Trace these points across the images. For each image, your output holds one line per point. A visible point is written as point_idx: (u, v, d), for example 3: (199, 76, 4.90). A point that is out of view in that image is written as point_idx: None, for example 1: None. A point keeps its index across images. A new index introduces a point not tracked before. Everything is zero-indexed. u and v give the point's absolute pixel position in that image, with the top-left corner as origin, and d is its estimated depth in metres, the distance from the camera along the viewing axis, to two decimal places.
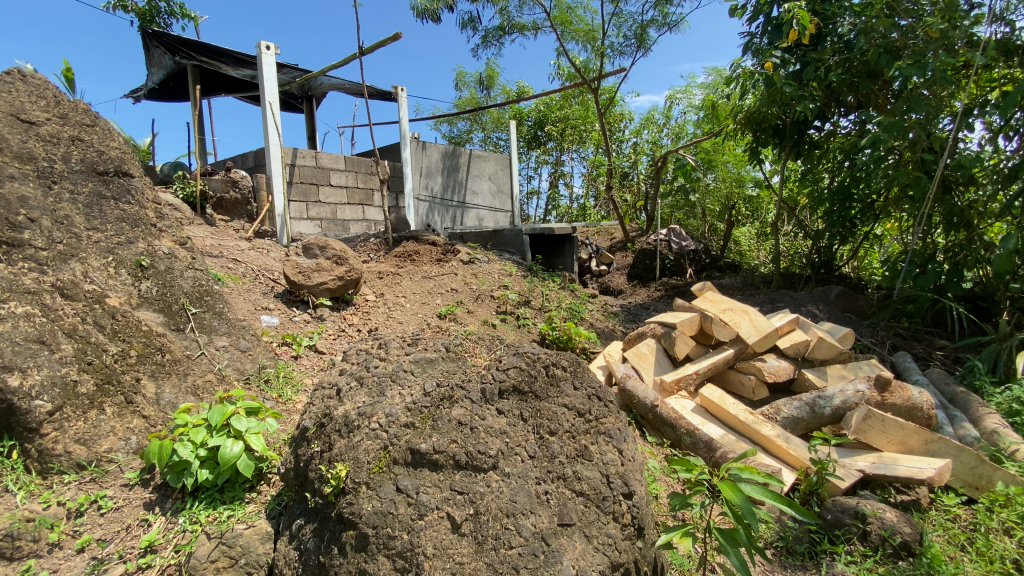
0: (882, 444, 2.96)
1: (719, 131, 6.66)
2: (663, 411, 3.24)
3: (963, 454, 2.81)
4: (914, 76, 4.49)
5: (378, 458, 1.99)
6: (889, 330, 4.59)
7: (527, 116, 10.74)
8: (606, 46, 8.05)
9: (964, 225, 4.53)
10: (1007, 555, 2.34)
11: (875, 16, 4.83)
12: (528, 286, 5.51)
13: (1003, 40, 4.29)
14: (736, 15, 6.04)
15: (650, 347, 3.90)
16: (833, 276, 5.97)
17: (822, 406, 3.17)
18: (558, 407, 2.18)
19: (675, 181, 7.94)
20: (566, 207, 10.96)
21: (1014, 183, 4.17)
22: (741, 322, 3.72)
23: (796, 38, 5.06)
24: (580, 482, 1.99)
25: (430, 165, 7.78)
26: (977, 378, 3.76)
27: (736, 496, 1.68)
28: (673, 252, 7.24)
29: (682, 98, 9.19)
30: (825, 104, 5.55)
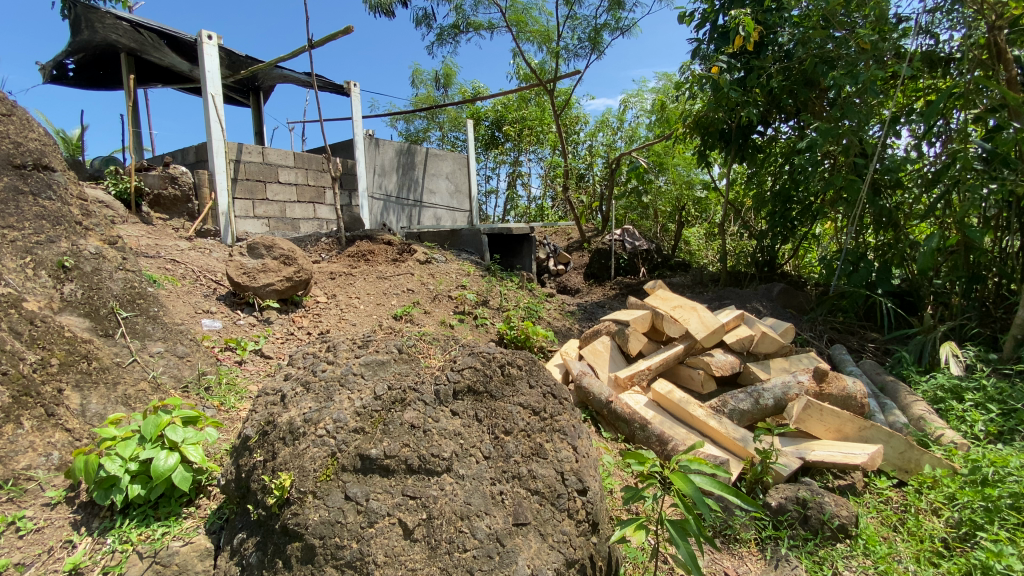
0: (820, 432, 3.12)
1: (670, 135, 6.87)
2: (617, 407, 3.30)
3: (893, 440, 2.99)
4: (847, 85, 4.79)
5: (325, 466, 1.91)
6: (826, 324, 4.86)
7: (484, 117, 10.77)
8: (560, 47, 8.12)
9: (892, 226, 4.87)
10: (935, 534, 2.52)
11: (812, 28, 5.12)
12: (486, 285, 5.46)
13: (928, 52, 4.63)
14: (684, 22, 6.25)
15: (605, 344, 3.98)
16: (776, 274, 6.26)
17: (766, 398, 3.30)
18: (513, 406, 2.16)
19: (629, 183, 8.12)
20: (524, 207, 11.01)
21: (936, 186, 4.50)
22: (691, 319, 3.83)
23: (740, 44, 5.28)
24: (535, 481, 1.98)
25: (384, 163, 7.63)
26: (905, 368, 4.04)
27: (687, 487, 1.72)
28: (626, 252, 7.40)
29: (635, 101, 9.41)
30: (766, 110, 5.82)
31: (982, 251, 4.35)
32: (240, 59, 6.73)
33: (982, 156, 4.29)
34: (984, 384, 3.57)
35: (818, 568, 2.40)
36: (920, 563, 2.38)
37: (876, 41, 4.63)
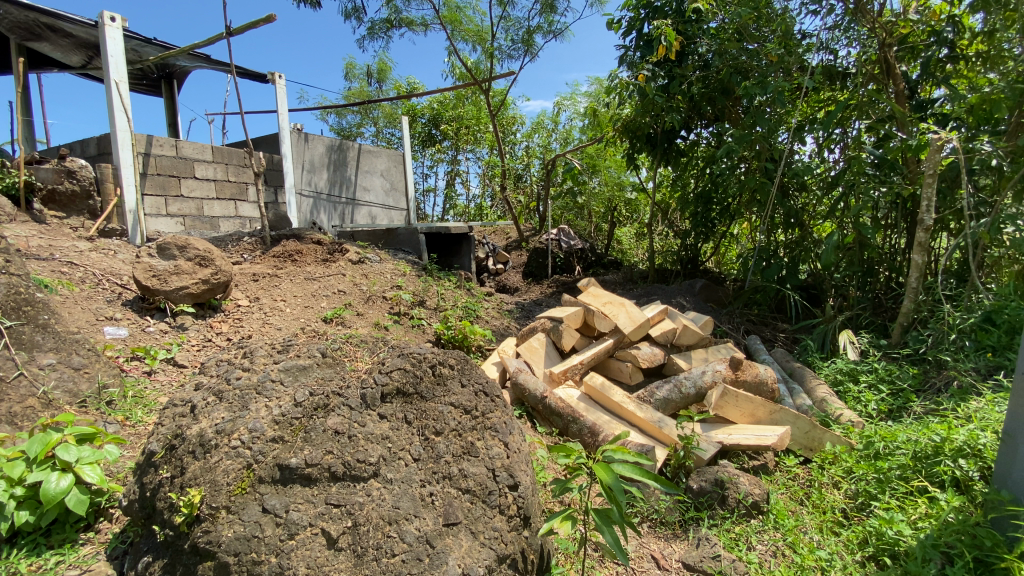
0: (736, 417, 3.35)
1: (602, 137, 7.09)
2: (551, 402, 3.39)
3: (799, 420, 3.23)
4: (758, 94, 5.16)
5: (240, 479, 1.81)
6: (742, 316, 5.23)
7: (420, 114, 10.59)
8: (494, 48, 8.15)
9: (800, 225, 5.30)
10: (836, 505, 2.77)
11: (728, 40, 5.47)
12: (422, 285, 5.38)
13: (828, 66, 5.08)
14: (613, 28, 6.49)
15: (540, 341, 4.05)
16: (698, 270, 6.65)
17: (688, 387, 3.51)
18: (444, 406, 2.14)
19: (564, 184, 8.30)
20: (462, 206, 10.95)
21: (835, 189, 4.95)
22: (619, 314, 3.99)
23: (663, 53, 5.57)
24: (466, 479, 1.98)
25: (314, 159, 7.32)
26: (810, 355, 4.42)
27: (608, 477, 1.79)
28: (562, 251, 7.56)
29: (569, 104, 9.62)
30: (689, 116, 6.16)
31: (873, 247, 4.83)
32: (146, 44, 6.20)
33: (874, 162, 4.76)
34: (876, 367, 3.96)
35: (734, 543, 2.58)
36: (823, 533, 2.61)
37: (781, 55, 5.06)
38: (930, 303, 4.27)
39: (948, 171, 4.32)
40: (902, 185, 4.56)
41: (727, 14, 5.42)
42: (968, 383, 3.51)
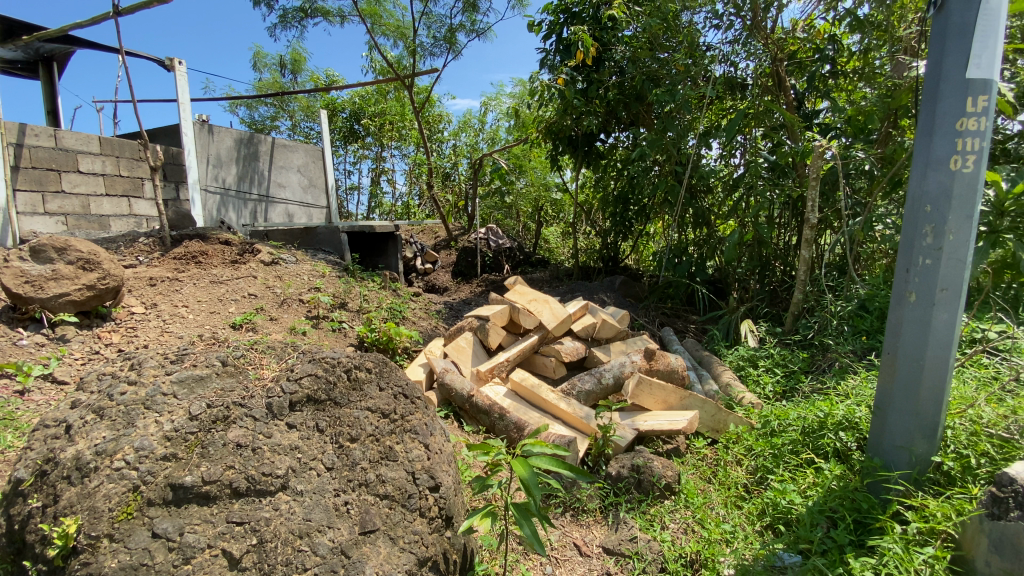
0: (651, 405, 3.54)
1: (526, 138, 7.22)
2: (478, 400, 3.42)
3: (706, 405, 3.48)
4: (667, 101, 5.50)
5: (125, 503, 1.67)
6: (657, 310, 5.55)
7: (341, 108, 10.19)
8: (417, 45, 8.01)
9: (707, 224, 5.71)
10: (739, 481, 3.01)
11: (640, 48, 5.77)
12: (344, 286, 5.18)
13: (729, 77, 5.49)
14: (534, 31, 6.62)
15: (467, 340, 4.05)
16: (619, 267, 6.96)
17: (607, 377, 3.69)
18: (360, 412, 2.07)
19: (492, 184, 8.35)
20: (389, 205, 10.68)
21: (736, 191, 5.38)
22: (543, 311, 4.07)
23: (581, 57, 5.77)
24: (384, 485, 1.94)
25: (220, 153, 6.80)
26: (717, 344, 4.78)
27: (525, 471, 1.82)
28: (491, 250, 7.58)
29: (495, 104, 9.68)
30: (607, 120, 6.43)
31: (769, 245, 5.31)
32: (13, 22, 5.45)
33: (769, 166, 5.22)
34: (772, 352, 4.36)
35: (649, 524, 2.73)
36: (728, 507, 2.83)
37: (688, 65, 5.41)
38: (816, 293, 4.76)
39: (829, 175, 4.83)
40: (791, 187, 5.05)
41: (639, 23, 5.71)
42: (846, 363, 3.95)
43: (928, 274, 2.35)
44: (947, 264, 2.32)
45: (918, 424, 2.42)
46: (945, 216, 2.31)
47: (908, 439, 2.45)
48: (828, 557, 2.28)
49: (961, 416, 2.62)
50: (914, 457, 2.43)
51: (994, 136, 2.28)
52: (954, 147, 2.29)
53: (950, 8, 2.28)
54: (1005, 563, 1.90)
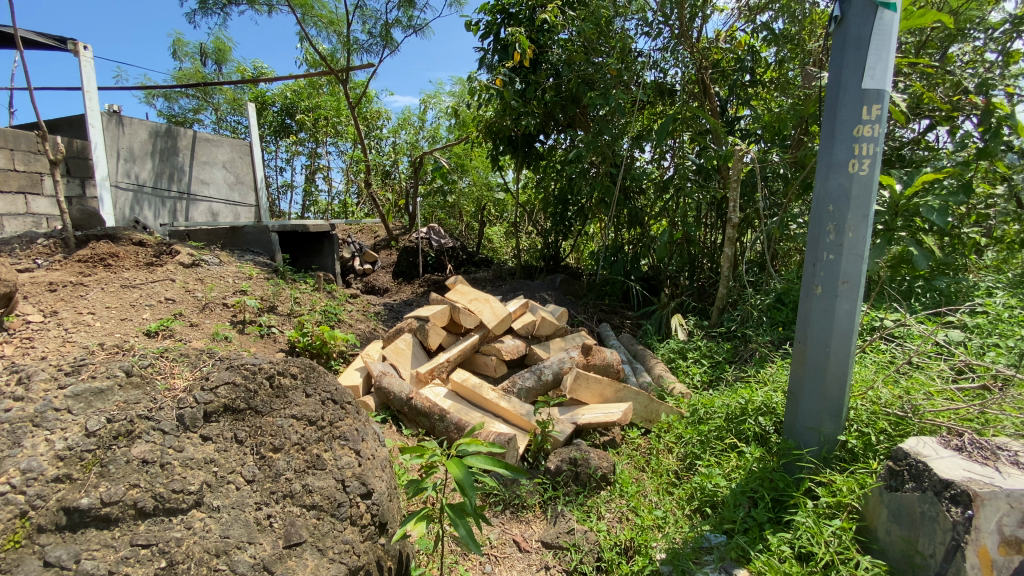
0: (588, 398, 3.63)
1: (466, 137, 7.19)
2: (417, 403, 3.36)
3: (640, 397, 3.60)
4: (602, 104, 5.66)
5: (11, 530, 1.57)
6: (595, 307, 5.72)
7: (271, 102, 9.70)
8: (351, 39, 7.75)
9: (640, 223, 5.95)
10: (670, 468, 3.14)
11: (575, 52, 5.91)
12: (273, 288, 4.93)
13: (659, 83, 5.72)
14: (471, 30, 6.60)
15: (407, 341, 3.98)
16: (559, 266, 7.09)
17: (545, 373, 3.74)
18: (285, 420, 2.03)
19: (434, 183, 8.24)
20: (325, 203, 10.28)
21: (666, 192, 5.63)
22: (484, 310, 4.08)
23: (518, 59, 5.82)
24: (311, 495, 1.90)
25: (133, 146, 6.27)
26: (650, 338, 4.99)
27: (459, 471, 1.79)
28: (433, 250, 7.45)
29: (434, 102, 9.57)
30: (545, 121, 6.53)
31: (696, 243, 5.60)
32: None
33: (696, 168, 5.48)
34: (699, 344, 4.60)
35: (586, 515, 2.79)
36: (659, 494, 2.95)
37: (620, 70, 5.60)
38: (738, 287, 5.07)
39: (749, 177, 5.15)
40: (716, 189, 5.35)
41: (574, 28, 5.84)
42: (765, 352, 4.23)
43: (831, 268, 2.56)
44: (848, 259, 2.53)
45: (825, 407, 2.63)
46: (844, 215, 2.53)
47: (817, 421, 2.65)
48: (749, 535, 2.44)
49: (863, 398, 2.83)
50: (822, 437, 2.63)
51: (886, 141, 2.51)
52: (852, 152, 2.50)
53: (848, 23, 2.48)
54: (903, 531, 2.12)
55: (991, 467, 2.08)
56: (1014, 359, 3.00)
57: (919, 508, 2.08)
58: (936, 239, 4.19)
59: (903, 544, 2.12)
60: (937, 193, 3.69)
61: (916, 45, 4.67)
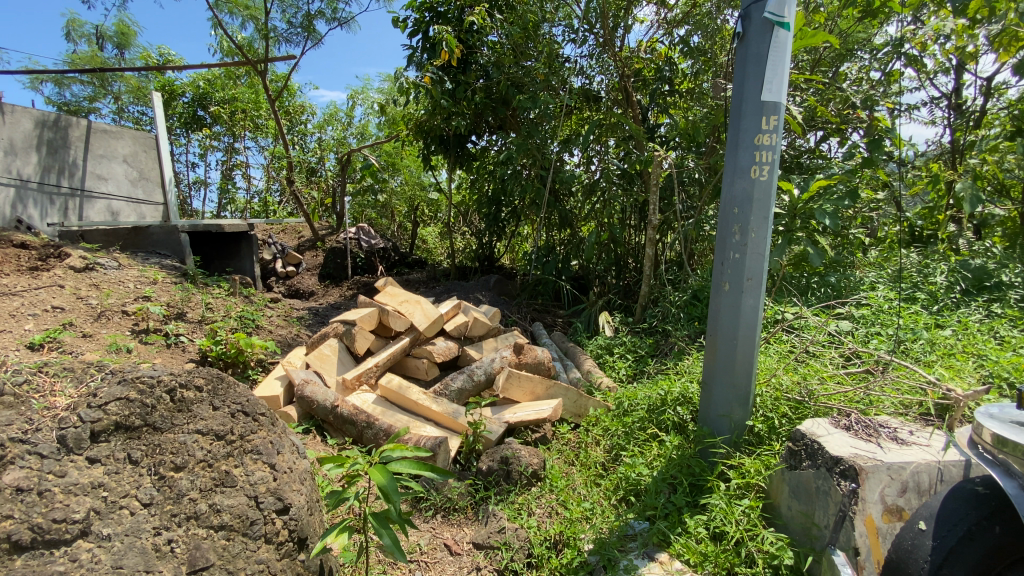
0: (519, 397, 3.67)
1: (396, 136, 7.07)
2: (343, 410, 3.25)
3: (570, 393, 3.69)
4: (531, 107, 5.76)
5: None
6: (528, 307, 5.81)
7: (181, 92, 8.95)
8: (270, 28, 7.34)
9: (570, 224, 6.10)
10: (598, 460, 3.25)
11: (504, 54, 5.96)
12: (182, 293, 4.56)
13: (585, 89, 5.90)
14: (399, 27, 6.46)
15: (332, 347, 3.86)
16: (493, 266, 7.12)
17: (478, 374, 3.74)
18: (187, 436, 1.94)
19: (363, 181, 7.98)
20: (244, 202, 9.65)
21: (594, 194, 5.82)
22: (414, 312, 3.97)
23: (446, 58, 5.77)
24: (219, 515, 1.82)
25: (14, 139, 5.66)
26: (580, 335, 5.14)
27: (382, 478, 1.74)
28: (363, 250, 7.21)
29: (362, 98, 9.27)
30: (475, 122, 6.53)
31: (622, 243, 5.83)
32: None
33: (621, 171, 5.70)
34: (625, 340, 4.80)
35: (517, 513, 2.81)
36: (588, 486, 3.04)
37: (548, 75, 5.71)
38: (660, 285, 5.34)
39: (668, 181, 5.44)
40: (638, 192, 5.59)
41: (503, 30, 5.89)
42: (682, 346, 4.45)
43: (737, 266, 2.77)
44: (751, 257, 2.74)
45: (734, 395, 2.83)
46: (748, 216, 2.73)
47: (728, 408, 2.85)
48: (669, 520, 2.58)
49: (767, 385, 3.08)
50: (732, 423, 2.83)
51: (781, 151, 2.74)
52: (754, 159, 2.71)
53: (748, 40, 2.69)
54: (802, 505, 2.32)
55: (874, 443, 2.32)
56: (893, 344, 3.37)
57: (815, 484, 2.26)
58: (829, 239, 4.63)
59: (803, 518, 2.32)
60: (829, 198, 4.08)
61: (811, 62, 5.13)
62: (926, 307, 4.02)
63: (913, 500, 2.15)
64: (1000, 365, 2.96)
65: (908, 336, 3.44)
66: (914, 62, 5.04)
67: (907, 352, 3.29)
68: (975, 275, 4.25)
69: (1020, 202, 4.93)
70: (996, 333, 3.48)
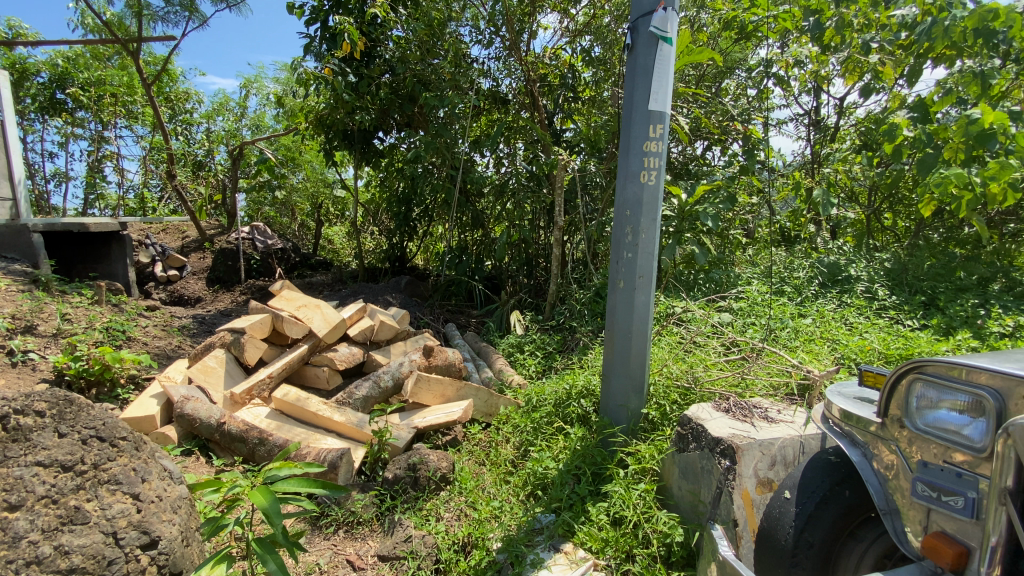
0: (429, 400, 3.60)
1: (295, 129, 6.66)
2: (231, 427, 3.00)
3: (480, 393, 3.67)
4: (438, 106, 5.69)
5: None
6: (440, 308, 5.75)
7: (32, 70, 7.74)
8: (142, 4, 6.57)
9: (481, 224, 6.14)
10: (508, 458, 3.27)
11: (410, 50, 5.83)
12: (31, 302, 3.96)
13: (494, 90, 5.95)
14: (295, 14, 6.07)
15: (218, 359, 3.54)
16: (405, 267, 6.95)
17: (385, 380, 3.62)
18: (24, 469, 1.75)
19: (259, 177, 7.42)
20: (117, 198, 8.56)
21: (503, 195, 5.88)
22: (313, 317, 3.76)
23: (348, 49, 5.53)
24: (68, 557, 1.66)
25: None
26: (492, 335, 5.18)
27: (265, 500, 1.63)
28: (258, 251, 6.68)
29: (256, 87, 8.61)
30: (381, 118, 6.32)
31: (532, 243, 5.95)
32: None
33: (529, 172, 5.82)
34: (534, 338, 4.90)
35: (424, 520, 2.75)
36: (497, 484, 3.05)
37: (455, 74, 5.66)
38: (567, 284, 5.52)
39: (572, 185, 5.65)
40: (546, 194, 5.73)
41: (407, 26, 5.75)
42: (587, 342, 4.64)
43: (630, 265, 2.93)
44: (642, 256, 2.92)
45: (630, 385, 3.00)
46: (639, 218, 2.91)
47: (625, 398, 3.01)
48: (573, 510, 2.67)
49: (660, 374, 3.30)
50: (629, 412, 3.00)
51: (667, 157, 2.94)
52: (643, 164, 2.88)
53: (637, 51, 2.87)
54: (690, 484, 2.52)
55: (749, 423, 2.57)
56: (765, 333, 3.77)
57: (699, 464, 2.48)
58: (713, 239, 5.08)
59: (691, 496, 2.52)
60: (712, 202, 4.48)
61: (697, 77, 5.54)
62: (792, 299, 4.54)
63: (780, 472, 2.41)
64: (848, 348, 3.42)
65: (777, 325, 3.86)
66: (781, 82, 5.67)
67: (776, 340, 3.69)
68: (830, 270, 4.87)
69: (865, 207, 5.74)
70: (846, 320, 4.02)
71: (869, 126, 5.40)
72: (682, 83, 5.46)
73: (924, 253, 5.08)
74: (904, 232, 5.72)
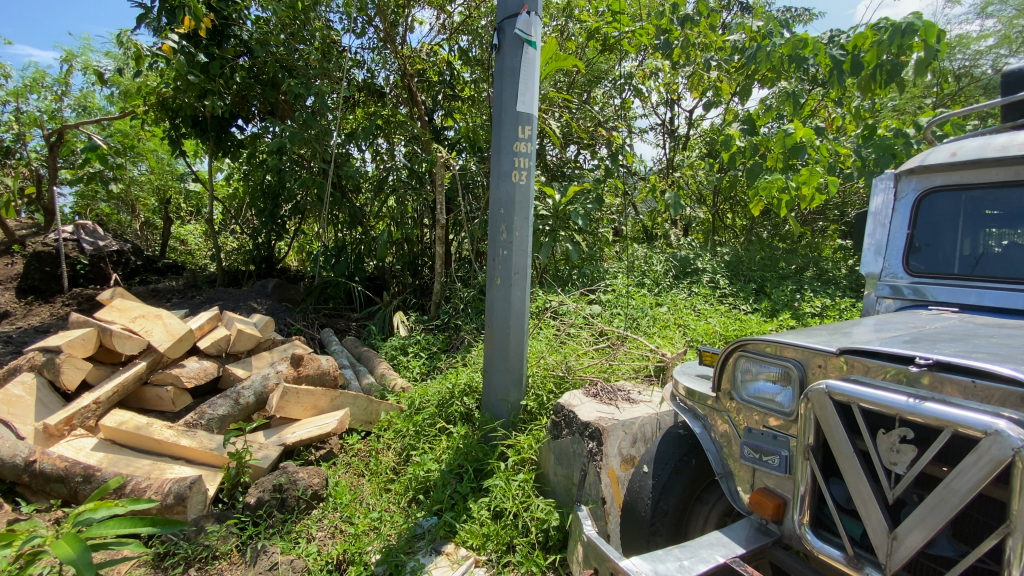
0: (299, 413, 3.35)
1: (130, 112, 5.78)
2: (46, 467, 2.61)
3: (358, 400, 3.50)
4: (305, 95, 5.31)
5: None
6: (316, 312, 5.40)
7: None
8: None
9: (360, 223, 5.86)
10: (388, 465, 3.16)
11: (270, 33, 5.38)
12: None
13: (368, 83, 5.72)
14: None
15: (27, 385, 2.96)
16: (274, 270, 6.42)
17: (245, 396, 3.29)
18: None
19: (87, 167, 6.35)
20: None
21: (382, 192, 5.69)
22: (153, 329, 3.29)
23: (191, 25, 4.93)
24: None
25: None
26: (373, 338, 4.98)
27: (73, 551, 1.42)
28: (86, 255, 5.70)
29: (82, 62, 7.35)
30: (238, 104, 5.76)
31: (414, 242, 5.82)
32: None
33: (407, 169, 5.67)
34: (417, 338, 4.81)
35: (293, 543, 2.55)
36: (376, 494, 2.93)
37: (322, 61, 5.33)
38: (450, 283, 5.49)
39: (452, 184, 5.63)
40: (427, 191, 5.62)
41: (267, 7, 5.29)
42: (470, 339, 4.66)
43: (506, 262, 2.99)
44: (517, 253, 2.99)
45: (509, 379, 3.06)
46: (512, 216, 2.97)
47: (504, 392, 3.06)
48: (454, 510, 2.67)
49: (537, 366, 3.42)
50: (509, 405, 3.06)
51: (536, 157, 3.04)
52: (514, 164, 2.95)
53: (504, 53, 2.93)
54: (564, 468, 2.64)
55: (613, 405, 2.75)
56: (629, 322, 4.10)
57: (572, 448, 2.60)
58: (586, 237, 5.36)
59: (565, 481, 2.63)
60: (583, 202, 4.78)
61: (567, 84, 5.84)
62: (651, 290, 5.01)
63: (642, 448, 2.60)
64: (696, 332, 3.85)
65: (639, 315, 4.22)
66: (640, 94, 6.22)
67: (638, 328, 4.04)
68: (681, 264, 5.45)
69: (710, 207, 6.50)
70: (695, 308, 4.52)
71: (712, 137, 6.13)
72: (554, 89, 5.73)
73: (756, 247, 5.86)
74: (742, 229, 6.58)
